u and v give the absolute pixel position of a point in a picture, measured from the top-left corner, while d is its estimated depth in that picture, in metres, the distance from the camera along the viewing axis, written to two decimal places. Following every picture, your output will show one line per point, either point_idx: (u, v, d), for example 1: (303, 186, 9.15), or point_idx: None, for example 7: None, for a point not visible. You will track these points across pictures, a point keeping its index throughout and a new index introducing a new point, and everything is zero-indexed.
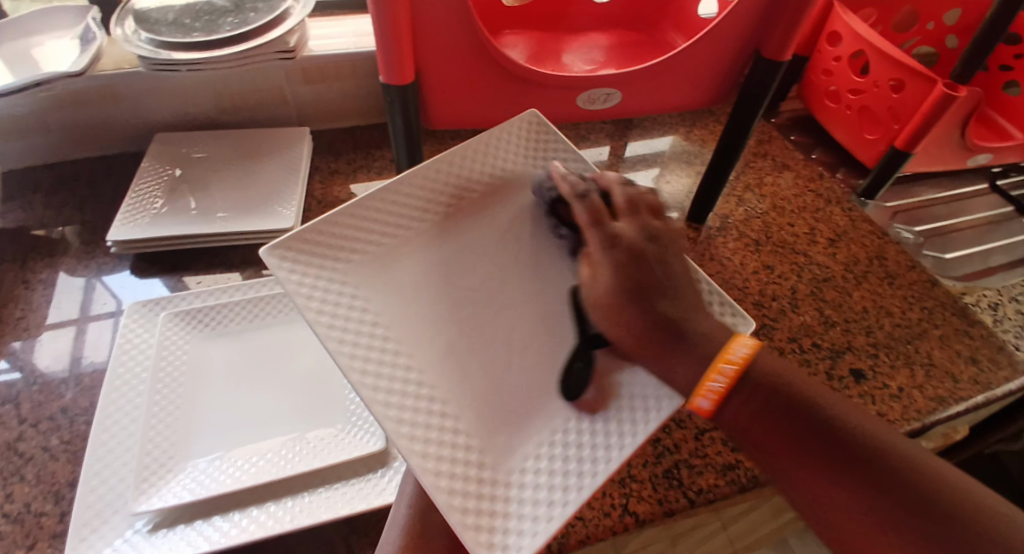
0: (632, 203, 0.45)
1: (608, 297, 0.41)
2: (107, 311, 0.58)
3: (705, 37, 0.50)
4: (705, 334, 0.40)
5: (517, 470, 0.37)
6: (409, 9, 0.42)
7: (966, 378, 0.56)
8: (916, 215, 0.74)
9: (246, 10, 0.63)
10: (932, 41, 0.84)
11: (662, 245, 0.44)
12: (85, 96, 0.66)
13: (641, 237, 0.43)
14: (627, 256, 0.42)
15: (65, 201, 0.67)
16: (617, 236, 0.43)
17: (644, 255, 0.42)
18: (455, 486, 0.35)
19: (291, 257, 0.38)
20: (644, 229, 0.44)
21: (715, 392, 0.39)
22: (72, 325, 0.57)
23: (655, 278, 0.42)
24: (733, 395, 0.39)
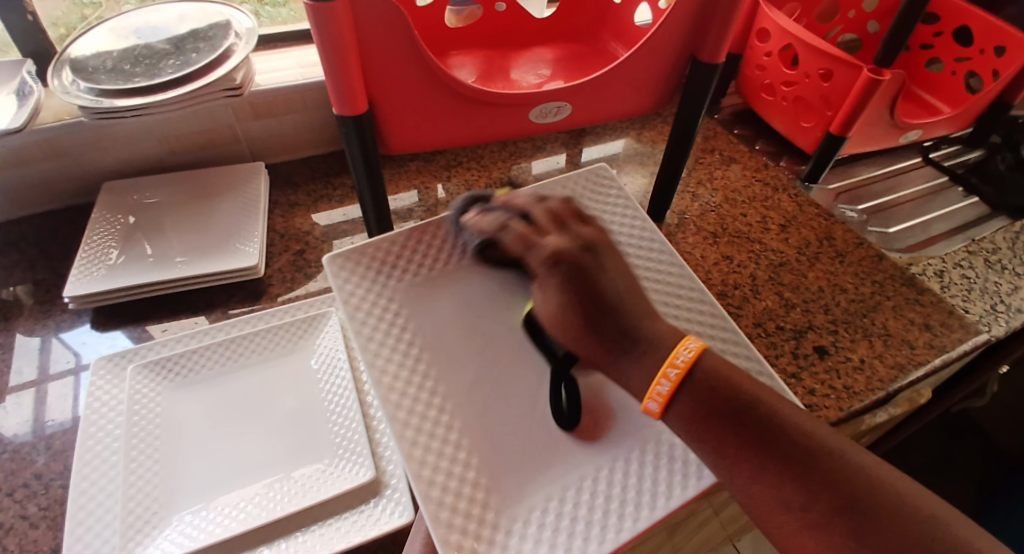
0: (554, 218, 0.44)
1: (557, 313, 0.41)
2: (68, 368, 0.56)
3: (644, 46, 0.52)
4: (655, 335, 0.41)
5: (520, 519, 0.39)
6: (355, 41, 0.43)
7: (921, 343, 0.59)
8: (857, 194, 0.79)
9: (188, 51, 0.63)
10: (855, 28, 0.90)
11: (597, 253, 0.43)
12: (27, 153, 0.64)
13: (576, 248, 0.42)
14: (570, 273, 0.41)
15: (17, 261, 0.65)
16: (549, 255, 0.42)
17: (582, 265, 0.42)
18: (454, 520, 0.38)
19: (346, 267, 0.48)
20: (578, 240, 0.43)
21: (662, 395, 0.39)
22: (31, 387, 0.55)
23: (604, 293, 0.41)
24: (678, 397, 0.39)
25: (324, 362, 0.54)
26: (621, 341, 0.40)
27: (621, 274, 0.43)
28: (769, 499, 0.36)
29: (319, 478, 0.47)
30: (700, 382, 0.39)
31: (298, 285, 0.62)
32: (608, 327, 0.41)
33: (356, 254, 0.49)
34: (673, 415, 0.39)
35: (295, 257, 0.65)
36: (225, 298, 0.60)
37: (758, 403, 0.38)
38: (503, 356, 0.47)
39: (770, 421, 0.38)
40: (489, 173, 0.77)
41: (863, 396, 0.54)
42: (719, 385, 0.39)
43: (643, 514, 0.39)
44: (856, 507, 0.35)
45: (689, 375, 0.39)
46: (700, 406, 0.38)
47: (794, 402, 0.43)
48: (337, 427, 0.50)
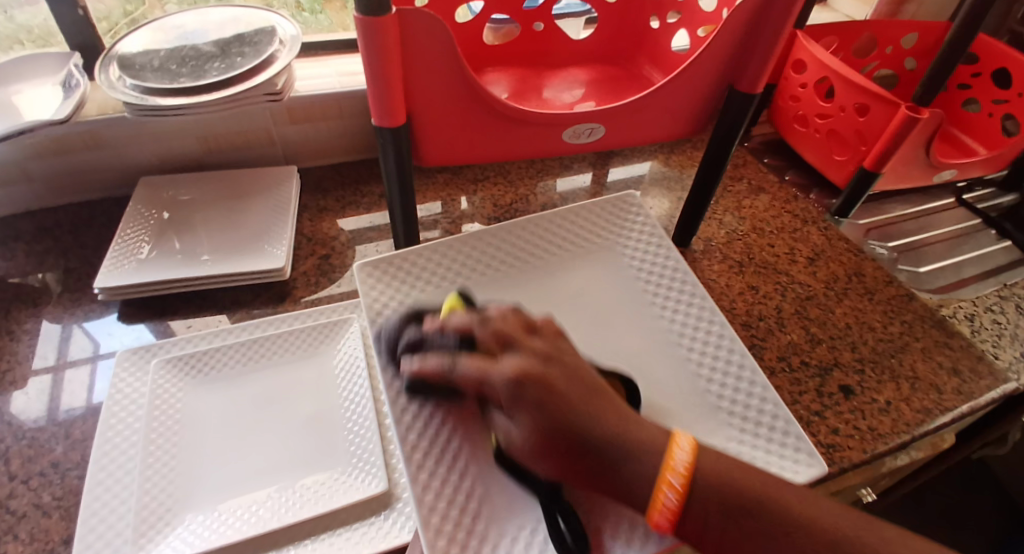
0: (500, 337, 0.37)
1: (529, 443, 0.34)
2: (87, 355, 0.57)
3: (684, 72, 0.52)
4: (645, 439, 0.34)
5: (508, 536, 0.36)
6: (401, 53, 0.43)
7: (949, 389, 0.57)
8: (887, 231, 0.77)
9: (233, 54, 0.64)
10: (892, 63, 0.89)
11: (562, 364, 0.36)
12: (68, 142, 0.65)
13: (536, 362, 0.36)
14: (534, 402, 0.34)
15: (49, 249, 0.66)
16: (513, 375, 0.34)
17: (547, 382, 0.35)
18: (443, 525, 0.36)
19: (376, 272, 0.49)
20: (535, 354, 0.36)
21: (669, 509, 0.33)
22: (50, 371, 0.56)
23: (571, 410, 0.34)
24: (690, 509, 0.33)
25: (344, 367, 0.55)
26: (620, 461, 0.33)
27: (586, 381, 0.36)
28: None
29: (330, 486, 0.47)
30: (702, 486, 0.34)
31: (323, 289, 0.63)
32: (586, 449, 0.33)
33: (385, 261, 0.50)
34: (687, 529, 0.33)
35: (321, 262, 0.66)
36: (251, 298, 0.61)
37: (766, 501, 0.34)
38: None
39: (795, 526, 0.33)
40: (515, 189, 0.77)
41: (888, 439, 0.53)
42: (725, 493, 0.33)
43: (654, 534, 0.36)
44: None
45: (691, 485, 0.33)
46: (706, 516, 0.33)
47: (814, 455, 0.42)
48: (352, 435, 0.50)
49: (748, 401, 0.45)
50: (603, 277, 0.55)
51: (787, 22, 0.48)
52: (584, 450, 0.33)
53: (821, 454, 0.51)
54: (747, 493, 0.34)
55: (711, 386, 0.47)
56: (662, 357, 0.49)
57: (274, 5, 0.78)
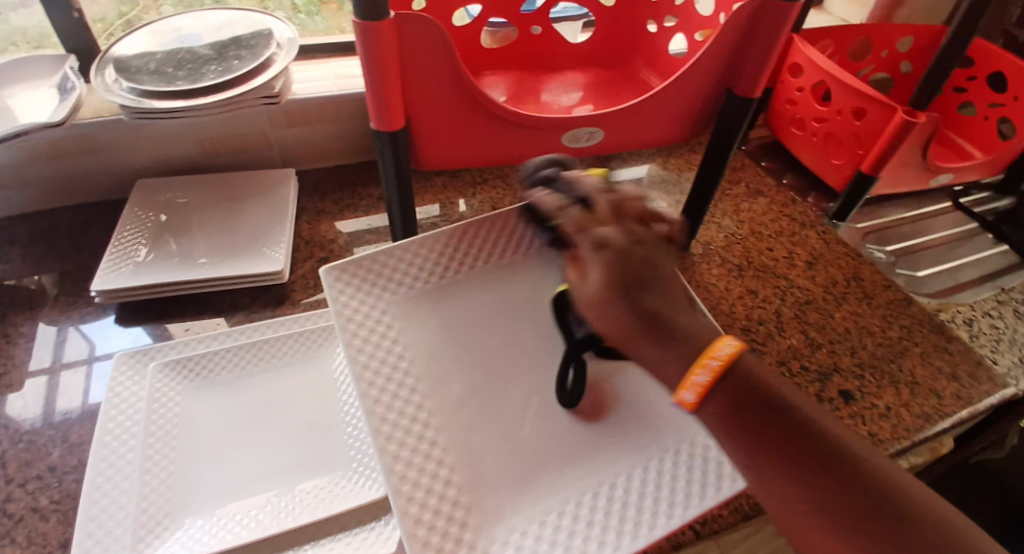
0: (617, 209, 0.41)
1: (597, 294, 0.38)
2: (83, 358, 0.56)
3: (682, 77, 0.52)
4: (694, 333, 0.37)
5: (499, 540, 0.37)
6: (399, 57, 0.43)
7: (949, 393, 0.57)
8: (885, 235, 0.77)
9: (230, 58, 0.64)
10: (888, 67, 0.90)
11: (650, 252, 0.40)
12: (64, 145, 0.65)
13: (629, 242, 0.39)
14: (612, 259, 0.38)
15: (46, 251, 0.66)
16: (603, 240, 0.39)
17: (631, 258, 0.38)
18: (431, 538, 0.35)
19: (343, 280, 0.44)
20: (632, 237, 0.40)
21: (699, 386, 0.35)
22: (44, 374, 0.55)
23: (645, 284, 0.38)
24: (717, 393, 0.35)
25: (342, 371, 0.55)
26: (671, 337, 0.37)
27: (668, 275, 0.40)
28: (792, 493, 0.32)
29: (329, 492, 0.46)
30: (739, 381, 0.35)
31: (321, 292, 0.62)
32: (647, 311, 0.37)
33: (355, 263, 0.45)
34: (708, 410, 0.35)
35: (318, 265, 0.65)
36: (249, 301, 0.61)
37: (790, 405, 0.34)
38: (491, 374, 0.45)
39: (810, 433, 0.33)
40: (514, 193, 0.77)
41: (888, 445, 0.53)
42: (754, 386, 0.35)
43: (642, 533, 0.37)
44: (885, 525, 0.30)
45: (728, 371, 0.35)
46: (735, 402, 0.35)
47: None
48: (352, 439, 0.50)
49: None
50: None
51: (785, 26, 0.48)
52: (642, 311, 0.37)
53: None
54: (773, 392, 0.35)
55: None
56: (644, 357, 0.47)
57: (269, 8, 0.78)
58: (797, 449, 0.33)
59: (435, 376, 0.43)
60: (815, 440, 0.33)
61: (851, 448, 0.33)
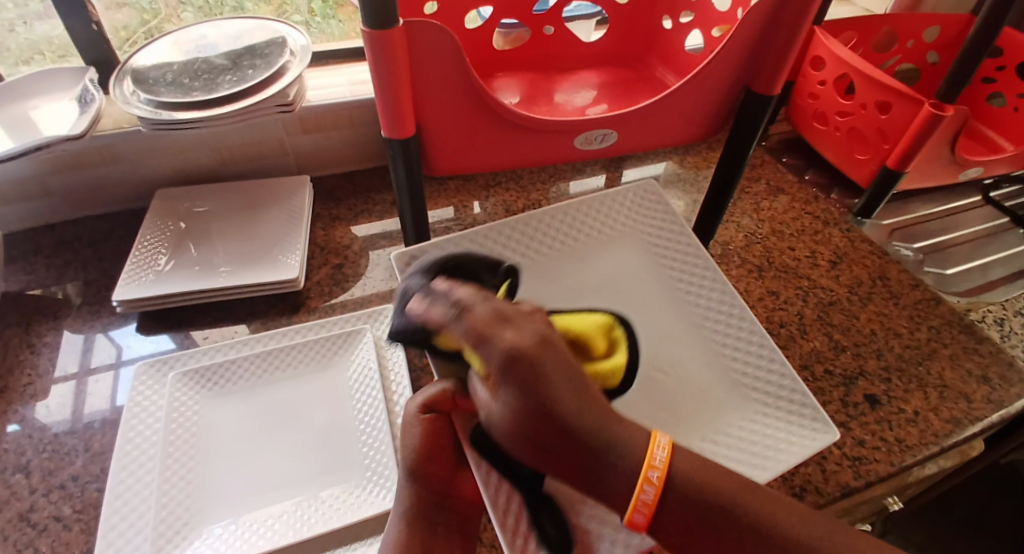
0: (494, 314, 0.32)
1: (513, 428, 0.31)
2: (107, 364, 0.57)
3: (701, 75, 0.51)
4: (624, 441, 0.32)
5: (564, 516, 0.40)
6: (409, 64, 0.43)
7: (978, 397, 0.55)
8: (913, 232, 0.75)
9: (244, 67, 0.65)
10: (914, 58, 0.87)
11: (538, 365, 0.31)
12: (85, 157, 0.66)
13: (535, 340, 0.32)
14: (521, 384, 0.30)
15: (69, 262, 0.67)
16: (511, 350, 0.31)
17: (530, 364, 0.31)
18: (515, 522, 0.39)
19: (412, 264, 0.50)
20: (538, 333, 0.32)
21: (647, 505, 0.31)
22: (71, 379, 0.56)
23: (556, 414, 0.31)
24: (666, 508, 0.32)
25: (357, 378, 0.54)
26: (590, 462, 0.31)
27: (561, 386, 0.31)
28: None
29: (345, 501, 0.46)
30: (682, 496, 0.32)
31: (337, 297, 0.63)
32: (563, 434, 0.31)
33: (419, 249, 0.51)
34: (660, 529, 0.32)
35: (334, 271, 0.66)
36: (265, 308, 0.61)
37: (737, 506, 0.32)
38: None
39: (785, 551, 0.32)
40: (528, 195, 0.77)
41: (916, 451, 0.51)
42: (702, 504, 0.32)
43: None
44: None
45: (667, 489, 0.32)
46: (683, 519, 0.32)
47: (826, 421, 0.44)
48: (366, 447, 0.50)
49: (779, 380, 0.48)
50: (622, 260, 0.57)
51: (806, 22, 0.47)
52: (565, 443, 0.31)
53: (847, 466, 0.50)
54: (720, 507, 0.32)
55: (733, 363, 0.50)
56: (690, 340, 0.52)
57: (285, 14, 0.78)
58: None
59: None
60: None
61: (814, 541, 0.32)
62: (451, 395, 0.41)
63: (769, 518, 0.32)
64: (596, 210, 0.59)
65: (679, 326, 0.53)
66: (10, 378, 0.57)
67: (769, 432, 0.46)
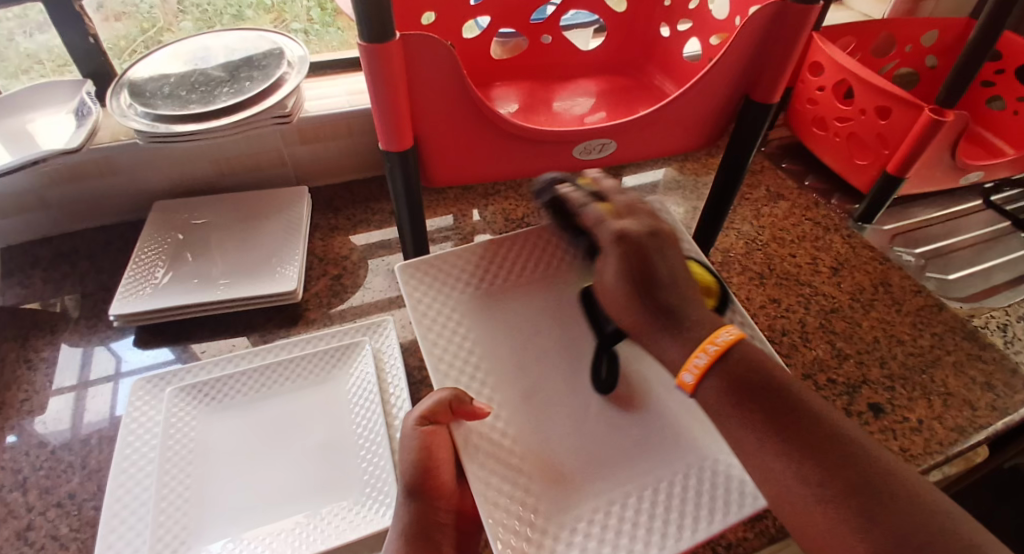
0: (630, 207, 0.45)
1: (615, 282, 0.42)
2: (106, 376, 0.57)
3: (699, 83, 0.51)
4: (699, 321, 0.40)
5: (568, 527, 0.38)
6: (406, 76, 0.43)
7: (983, 404, 0.55)
8: (914, 237, 0.75)
9: (242, 79, 0.64)
10: (912, 62, 0.87)
11: (660, 240, 0.44)
12: (83, 170, 0.66)
13: (643, 230, 0.43)
14: (628, 251, 0.42)
15: (66, 275, 0.67)
16: (621, 231, 0.43)
17: (643, 245, 0.43)
18: (513, 525, 0.38)
19: (419, 277, 0.51)
20: (647, 225, 0.44)
21: (698, 367, 0.38)
22: (71, 391, 0.56)
23: (654, 269, 0.42)
24: (715, 374, 0.37)
25: (356, 392, 0.53)
26: (676, 317, 0.40)
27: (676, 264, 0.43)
28: (786, 483, 0.33)
29: (345, 519, 0.46)
30: (738, 365, 0.37)
31: (336, 309, 0.62)
32: (650, 284, 0.41)
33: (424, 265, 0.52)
34: (708, 390, 0.37)
35: (332, 282, 0.65)
36: (264, 321, 0.61)
37: (796, 393, 0.36)
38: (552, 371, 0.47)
39: (820, 430, 0.34)
40: (527, 203, 0.76)
41: (921, 461, 0.50)
42: (754, 372, 0.37)
43: (719, 517, 0.38)
44: (868, 496, 0.31)
45: (723, 358, 0.37)
46: (729, 385, 0.37)
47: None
48: (365, 463, 0.49)
49: None
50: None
51: (805, 30, 0.47)
52: (647, 295, 0.41)
53: None
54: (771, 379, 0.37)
55: None
56: None
57: (284, 22, 0.78)
58: (788, 442, 0.34)
59: (503, 369, 0.47)
60: (827, 435, 0.34)
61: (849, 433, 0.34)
62: (452, 397, 0.42)
63: (811, 402, 0.36)
64: None
65: None
66: (7, 394, 0.56)
67: None
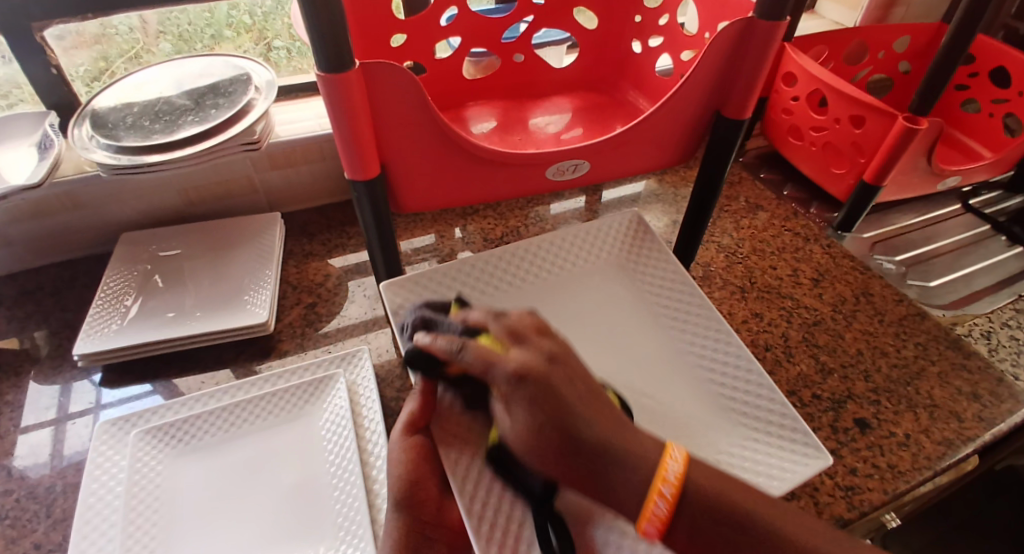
0: (514, 331, 0.37)
1: (531, 439, 0.33)
2: (88, 406, 0.56)
3: (670, 101, 0.50)
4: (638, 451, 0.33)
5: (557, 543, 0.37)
6: (368, 104, 0.41)
7: (970, 416, 0.54)
8: (894, 244, 0.74)
9: (207, 107, 0.63)
10: (886, 68, 0.87)
11: (564, 366, 0.35)
12: (46, 205, 0.64)
13: (542, 360, 0.35)
14: (534, 395, 0.33)
15: (31, 313, 0.65)
16: (517, 371, 0.34)
17: (550, 378, 0.34)
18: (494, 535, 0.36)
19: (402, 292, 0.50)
20: (542, 352, 0.36)
21: (659, 518, 0.32)
22: (50, 424, 0.55)
23: (567, 401, 0.33)
24: (678, 523, 0.32)
25: (330, 428, 0.52)
26: (615, 475, 0.32)
27: (588, 387, 0.35)
28: None
29: None
30: (695, 508, 0.32)
31: (311, 338, 0.61)
32: (574, 427, 0.33)
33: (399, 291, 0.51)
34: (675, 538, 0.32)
35: (306, 311, 0.64)
36: (235, 355, 0.59)
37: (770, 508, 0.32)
38: None
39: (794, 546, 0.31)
40: (505, 221, 0.75)
41: (910, 478, 0.49)
42: (721, 506, 0.32)
43: None
44: None
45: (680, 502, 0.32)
46: (696, 528, 0.32)
47: (818, 446, 0.43)
48: (339, 504, 0.47)
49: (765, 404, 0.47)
50: (614, 292, 0.57)
51: (773, 46, 0.46)
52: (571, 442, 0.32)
53: (841, 498, 0.48)
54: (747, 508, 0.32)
55: (721, 389, 0.49)
56: (675, 365, 0.51)
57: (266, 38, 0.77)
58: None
59: None
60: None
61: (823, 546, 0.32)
62: (433, 397, 0.41)
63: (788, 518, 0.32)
64: (583, 239, 0.59)
65: (670, 357, 0.52)
66: None
67: (756, 456, 0.45)
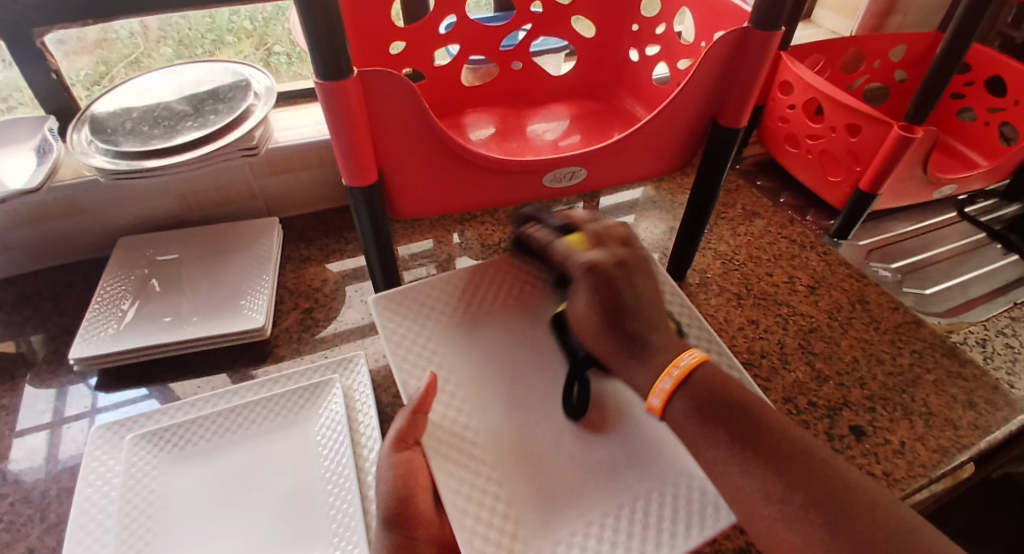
0: (598, 236, 0.47)
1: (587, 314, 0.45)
2: (84, 410, 0.56)
3: (666, 109, 0.50)
4: (666, 346, 0.43)
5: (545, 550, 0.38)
6: (365, 111, 0.42)
7: (965, 423, 0.54)
8: (890, 251, 0.75)
9: (207, 112, 0.63)
10: (881, 77, 0.88)
11: (631, 270, 0.45)
12: (44, 209, 0.64)
13: (611, 261, 0.45)
14: (598, 281, 0.44)
15: (28, 318, 0.65)
16: (591, 263, 0.45)
17: (614, 276, 0.44)
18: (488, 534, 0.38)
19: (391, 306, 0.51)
20: (615, 256, 0.45)
21: (664, 391, 0.40)
22: (46, 428, 0.55)
23: (631, 297, 0.44)
24: (680, 398, 0.39)
25: (325, 433, 0.52)
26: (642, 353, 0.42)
27: (646, 287, 0.45)
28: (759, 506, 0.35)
29: None
30: (698, 391, 0.39)
31: (308, 343, 0.61)
32: (618, 309, 0.44)
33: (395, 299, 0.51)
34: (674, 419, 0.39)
35: (304, 316, 0.64)
36: (231, 360, 0.59)
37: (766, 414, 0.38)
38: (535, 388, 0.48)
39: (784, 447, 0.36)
40: (503, 227, 0.76)
41: (905, 485, 0.49)
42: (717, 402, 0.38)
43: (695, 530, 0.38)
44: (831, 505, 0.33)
45: (689, 378, 0.40)
46: (697, 409, 0.39)
47: None
48: (333, 509, 0.47)
49: None
50: None
51: (768, 56, 0.47)
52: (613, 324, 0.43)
53: None
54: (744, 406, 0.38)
55: None
56: None
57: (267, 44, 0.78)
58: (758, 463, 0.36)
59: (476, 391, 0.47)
60: (794, 456, 0.35)
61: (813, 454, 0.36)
62: (421, 417, 0.43)
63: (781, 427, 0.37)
64: None
65: None
66: None
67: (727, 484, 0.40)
